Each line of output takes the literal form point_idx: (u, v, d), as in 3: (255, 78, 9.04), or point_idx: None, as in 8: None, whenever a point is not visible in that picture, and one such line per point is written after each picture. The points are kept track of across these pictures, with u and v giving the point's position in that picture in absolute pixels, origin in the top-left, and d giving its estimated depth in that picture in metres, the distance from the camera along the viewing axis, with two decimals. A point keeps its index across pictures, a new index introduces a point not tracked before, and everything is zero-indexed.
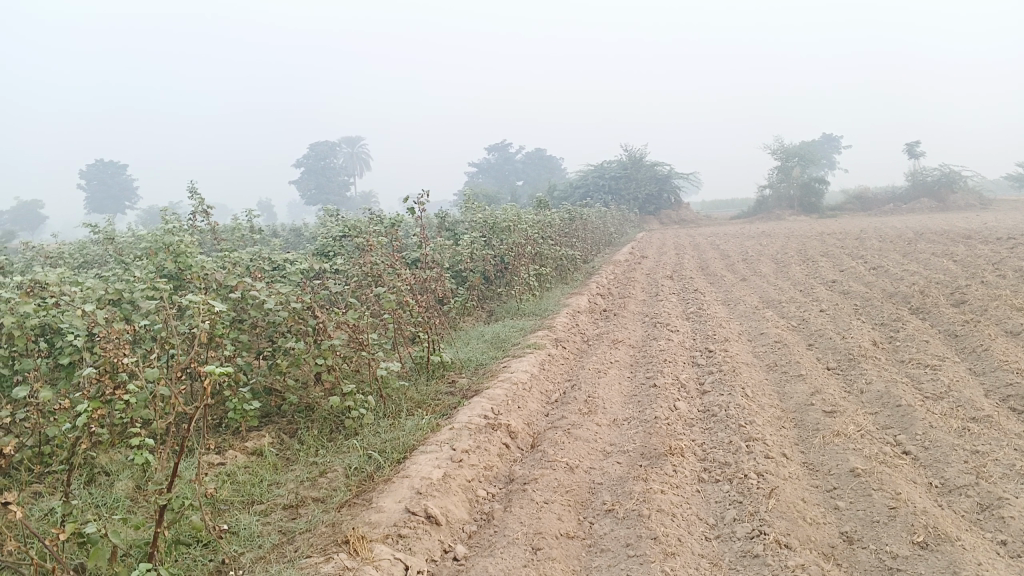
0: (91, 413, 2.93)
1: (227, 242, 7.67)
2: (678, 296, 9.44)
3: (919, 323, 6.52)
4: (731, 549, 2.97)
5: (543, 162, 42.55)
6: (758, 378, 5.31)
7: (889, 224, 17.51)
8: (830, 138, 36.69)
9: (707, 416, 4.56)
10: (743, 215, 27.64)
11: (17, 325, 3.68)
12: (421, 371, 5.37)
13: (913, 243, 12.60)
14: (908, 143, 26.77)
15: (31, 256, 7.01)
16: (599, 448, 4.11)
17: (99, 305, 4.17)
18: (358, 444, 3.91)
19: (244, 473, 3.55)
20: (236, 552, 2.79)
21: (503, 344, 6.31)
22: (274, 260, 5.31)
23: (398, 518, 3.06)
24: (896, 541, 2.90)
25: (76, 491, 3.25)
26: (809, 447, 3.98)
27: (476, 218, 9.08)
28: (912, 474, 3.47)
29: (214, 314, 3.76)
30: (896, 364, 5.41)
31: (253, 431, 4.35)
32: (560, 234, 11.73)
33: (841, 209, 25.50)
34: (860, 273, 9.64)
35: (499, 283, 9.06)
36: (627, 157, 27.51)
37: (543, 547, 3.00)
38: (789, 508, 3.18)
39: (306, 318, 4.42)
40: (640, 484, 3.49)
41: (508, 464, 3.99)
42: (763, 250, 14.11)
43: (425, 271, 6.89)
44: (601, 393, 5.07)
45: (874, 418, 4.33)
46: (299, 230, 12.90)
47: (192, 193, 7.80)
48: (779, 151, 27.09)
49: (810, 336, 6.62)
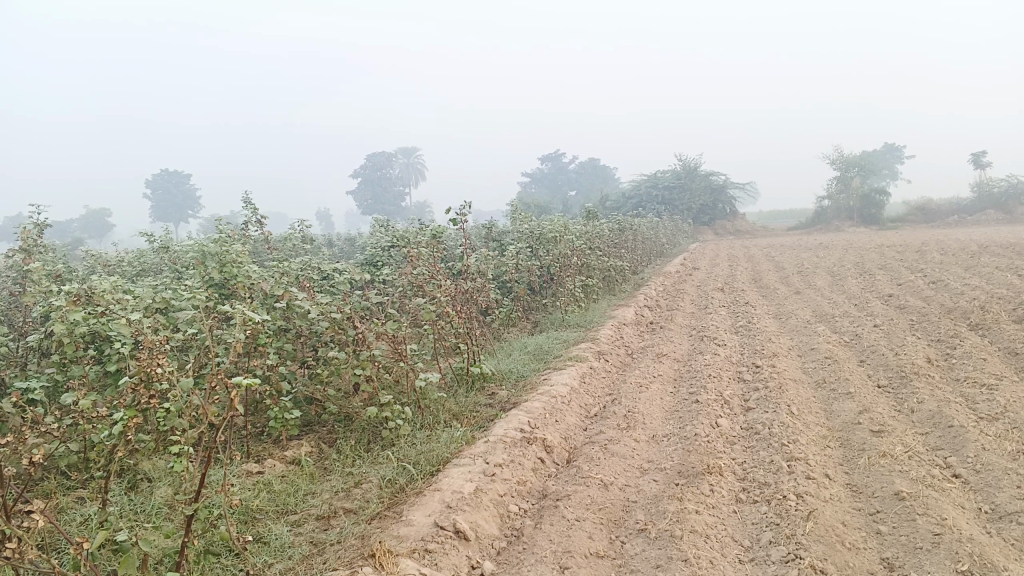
0: (127, 422, 2.95)
1: (278, 252, 7.79)
2: (728, 309, 9.29)
3: (977, 340, 6.29)
4: (765, 573, 2.89)
5: (596, 172, 42.40)
6: (805, 395, 5.17)
7: (953, 237, 16.94)
8: (894, 148, 35.48)
9: (750, 433, 4.46)
10: (801, 226, 27.11)
11: (67, 333, 3.77)
12: (461, 383, 5.38)
13: (977, 257, 12.19)
14: (974, 153, 25.95)
15: (91, 263, 7.22)
16: (636, 465, 4.06)
17: (147, 313, 4.24)
18: (393, 455, 3.93)
19: (281, 482, 3.58)
20: (264, 564, 2.82)
21: (546, 356, 6.28)
22: (322, 270, 5.35)
23: (426, 533, 3.06)
24: (939, 569, 2.79)
25: (117, 497, 3.31)
26: (854, 468, 3.86)
27: (524, 229, 9.08)
28: (960, 499, 3.35)
29: (255, 324, 3.79)
30: (951, 382, 5.22)
31: (294, 440, 4.40)
32: (609, 245, 11.65)
33: (902, 219, 24.83)
34: (919, 288, 9.35)
35: (545, 294, 9.04)
36: (682, 167, 27.25)
37: (571, 566, 2.97)
38: (826, 532, 3.09)
39: (347, 328, 4.46)
40: (674, 503, 3.43)
41: (542, 479, 3.96)
42: (820, 262, 13.81)
43: (470, 282, 6.90)
44: (641, 408, 5.00)
45: (924, 439, 4.18)
46: (352, 238, 13.06)
47: (246, 203, 7.95)
48: (838, 161, 26.52)
49: (862, 352, 6.44)
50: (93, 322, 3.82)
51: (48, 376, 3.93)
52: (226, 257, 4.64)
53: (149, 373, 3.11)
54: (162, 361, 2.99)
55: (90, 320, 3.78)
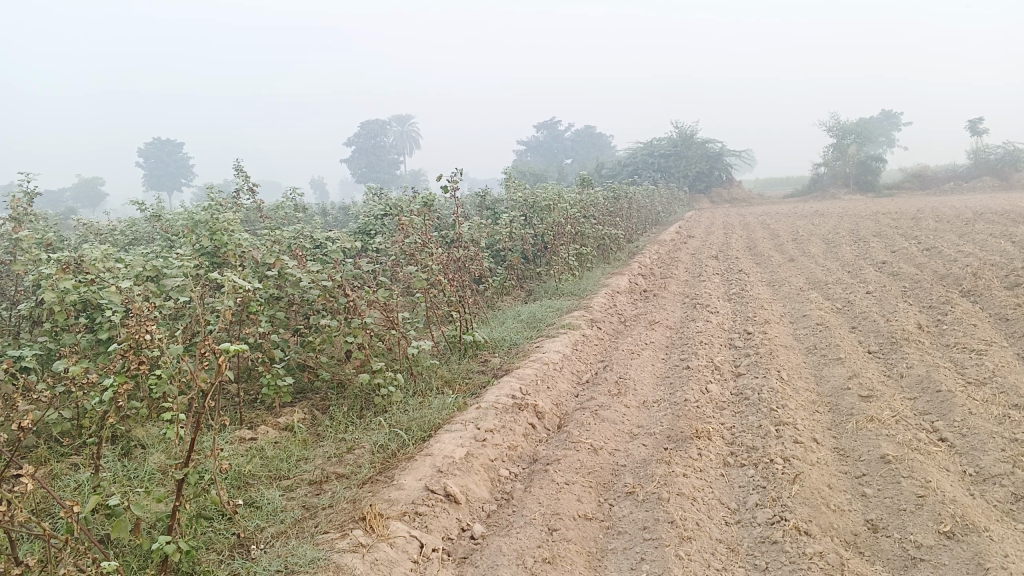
0: (117, 388, 2.96)
1: (270, 221, 7.75)
2: (721, 277, 9.30)
3: (968, 307, 6.32)
4: (750, 535, 2.94)
5: (592, 140, 42.17)
6: (795, 361, 5.21)
7: (948, 204, 16.95)
8: (890, 116, 35.20)
9: (739, 399, 4.50)
10: (798, 193, 27.04)
11: (57, 300, 3.78)
12: (453, 350, 5.40)
13: (971, 223, 12.20)
14: (971, 120, 25.84)
15: (83, 232, 7.20)
16: (626, 430, 4.10)
17: (137, 281, 4.24)
18: (385, 421, 3.95)
19: (274, 448, 3.60)
20: (256, 528, 2.86)
21: (539, 324, 6.30)
22: (315, 238, 5.31)
23: (417, 496, 3.10)
24: (921, 530, 2.83)
25: (110, 462, 3.34)
26: (842, 432, 3.90)
27: (517, 197, 9.05)
28: (945, 462, 3.39)
29: (245, 293, 3.80)
30: (941, 348, 5.26)
31: (287, 407, 4.41)
32: (604, 213, 11.61)
33: (898, 186, 24.74)
34: (912, 255, 9.36)
35: (539, 263, 9.04)
36: (678, 135, 27.11)
37: (560, 528, 3.01)
38: (812, 494, 3.13)
39: (337, 296, 4.44)
40: (662, 466, 3.46)
41: (533, 444, 4.00)
42: (815, 229, 13.80)
43: (463, 249, 6.90)
44: (632, 374, 5.04)
45: (912, 404, 4.22)
46: (346, 207, 13.00)
47: (238, 171, 7.89)
48: (834, 128, 26.39)
49: (854, 318, 6.47)
50: (83, 290, 3.81)
51: (41, 344, 3.95)
52: (216, 225, 4.61)
53: (137, 340, 3.10)
54: (152, 328, 2.99)
55: (80, 288, 3.78)
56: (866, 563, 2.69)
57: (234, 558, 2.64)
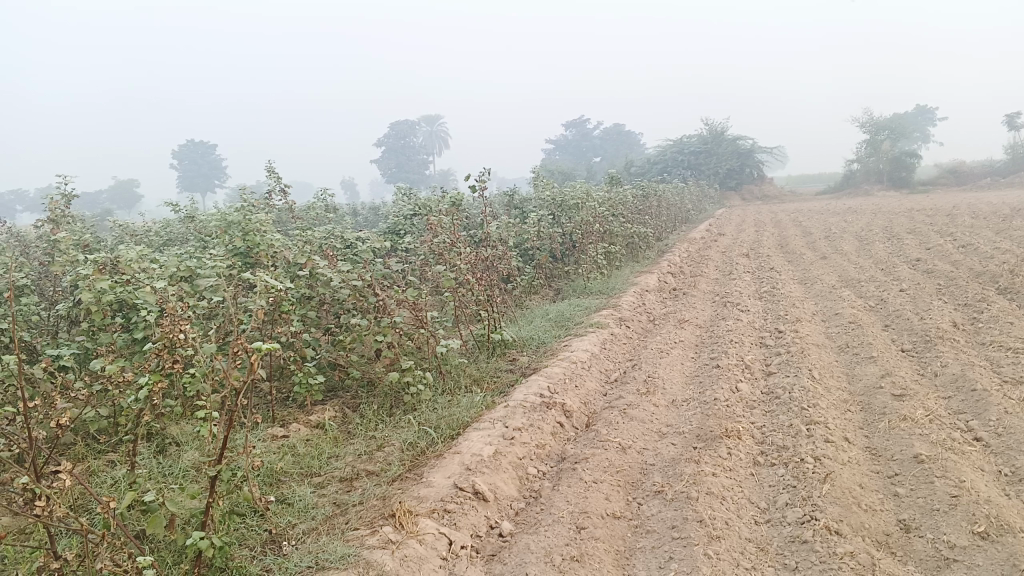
0: (152, 386, 3.02)
1: (301, 221, 7.83)
2: (752, 275, 9.22)
3: (1005, 305, 6.20)
4: (780, 535, 2.92)
5: (621, 138, 42.00)
6: (827, 360, 5.15)
7: (984, 201, 16.65)
8: (925, 111, 34.64)
9: (770, 398, 4.47)
10: (830, 189, 26.71)
11: (94, 300, 3.86)
12: (481, 349, 5.43)
13: (1009, 220, 11.97)
14: (1009, 114, 25.35)
15: (119, 233, 7.32)
16: (655, 429, 4.09)
17: (172, 281, 4.31)
18: (414, 419, 3.98)
19: (305, 446, 3.64)
20: (287, 524, 2.90)
21: (567, 323, 6.30)
22: (346, 238, 5.36)
23: (446, 493, 3.12)
24: (955, 530, 2.80)
25: (145, 459, 3.40)
26: (874, 431, 3.86)
27: (545, 196, 9.05)
28: (981, 462, 3.34)
29: (277, 292, 3.85)
30: (976, 346, 5.18)
31: (318, 405, 4.45)
32: (633, 211, 11.57)
33: (934, 182, 24.34)
34: (948, 252, 9.21)
35: (568, 262, 9.03)
36: (708, 132, 26.92)
37: (588, 526, 3.01)
38: (843, 494, 3.10)
39: (367, 295, 4.49)
40: (691, 465, 3.45)
41: (561, 443, 4.00)
42: (848, 226, 13.62)
43: (491, 248, 6.92)
44: (661, 373, 5.03)
45: (946, 403, 4.16)
46: (376, 207, 13.10)
47: (270, 172, 7.97)
48: (868, 124, 26.03)
49: (887, 316, 6.39)
50: (119, 291, 3.89)
51: (78, 343, 4.03)
52: (248, 226, 4.68)
53: (172, 339, 3.17)
54: (186, 328, 3.05)
55: (117, 289, 3.86)
56: (897, 564, 2.66)
57: (266, 554, 2.69)
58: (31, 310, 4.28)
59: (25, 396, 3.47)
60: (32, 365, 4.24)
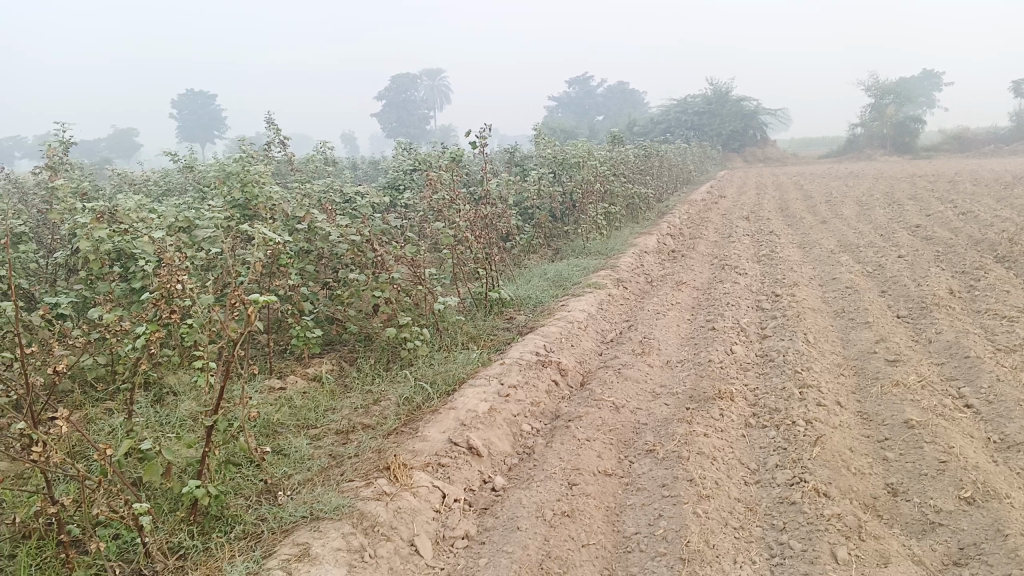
0: (150, 336, 3.03)
1: (300, 173, 7.78)
2: (751, 238, 9.20)
3: (1002, 272, 6.21)
4: (769, 495, 2.96)
5: (625, 97, 41.57)
6: (823, 325, 5.17)
7: (986, 168, 16.56)
8: (932, 75, 34.28)
9: (765, 361, 4.49)
10: (833, 153, 26.53)
11: (92, 250, 3.85)
12: (479, 307, 5.44)
13: (1011, 188, 11.91)
14: (1016, 80, 25.10)
15: (117, 182, 7.28)
16: (649, 389, 4.12)
17: (170, 232, 4.30)
18: (410, 374, 4.00)
19: (302, 398, 3.67)
20: (283, 475, 2.93)
21: (565, 282, 6.31)
22: (344, 193, 5.33)
23: (440, 448, 3.16)
24: (941, 495, 2.83)
25: (142, 408, 3.43)
26: (866, 396, 3.89)
27: (546, 154, 9.00)
28: (970, 428, 3.37)
29: (276, 245, 3.85)
30: (972, 314, 5.19)
31: (315, 358, 4.48)
32: (634, 171, 11.50)
33: (937, 147, 24.16)
34: (948, 219, 9.19)
35: (567, 221, 9.00)
36: (713, 92, 26.65)
37: (580, 482, 3.05)
38: (832, 457, 3.14)
39: (365, 251, 4.48)
40: (683, 426, 3.48)
41: (556, 401, 4.04)
42: (850, 191, 13.57)
43: (490, 206, 6.90)
44: (657, 334, 5.05)
45: (939, 369, 4.19)
46: (376, 162, 13.02)
47: (269, 123, 7.90)
48: (874, 88, 25.75)
49: (885, 282, 6.40)
50: (118, 240, 3.88)
51: (77, 291, 4.04)
52: (247, 178, 4.65)
53: (169, 290, 3.17)
54: (184, 278, 3.05)
55: (115, 238, 3.85)
56: (883, 526, 2.71)
57: (261, 504, 2.72)
58: (29, 258, 4.29)
59: (23, 343, 3.49)
60: (30, 312, 4.25)
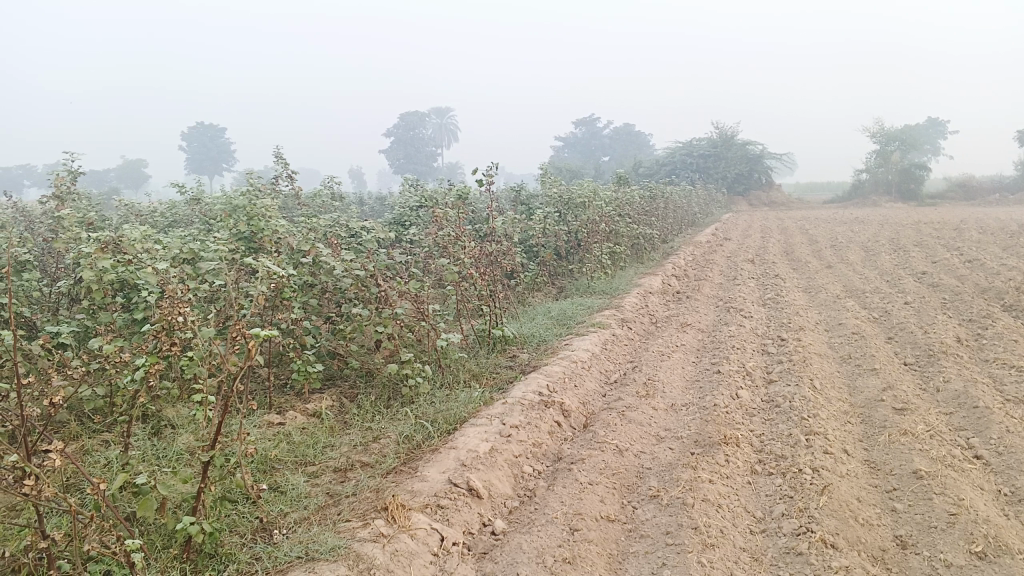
0: (149, 368, 2.99)
1: (307, 208, 7.79)
2: (756, 281, 9.17)
3: (1010, 322, 6.17)
4: (775, 545, 2.90)
5: (631, 138, 41.87)
6: (829, 370, 5.11)
7: (991, 216, 16.58)
8: (935, 122, 34.56)
9: (770, 406, 4.44)
10: (838, 198, 26.62)
11: (96, 279, 3.84)
12: (482, 344, 5.40)
13: (1016, 236, 11.91)
14: (1020, 130, 25.26)
15: (124, 213, 7.30)
16: (653, 432, 4.06)
17: (175, 263, 4.29)
18: (411, 412, 3.96)
19: (301, 434, 3.62)
20: (279, 513, 2.87)
21: (569, 321, 6.27)
22: (350, 227, 5.33)
23: (440, 489, 3.10)
24: (952, 549, 2.76)
25: (139, 441, 3.38)
26: (873, 444, 3.83)
27: (552, 193, 9.02)
28: (980, 480, 3.31)
29: (279, 279, 3.82)
30: (979, 363, 5.14)
31: (315, 393, 4.43)
32: (640, 212, 11.53)
33: (942, 194, 24.24)
34: (953, 266, 9.16)
35: (572, 260, 8.98)
36: (719, 135, 26.83)
37: (581, 528, 2.99)
38: (840, 507, 3.07)
39: (369, 286, 4.45)
40: (688, 471, 3.42)
41: (558, 442, 3.98)
42: (855, 236, 13.57)
43: (495, 243, 6.89)
44: (661, 376, 5.00)
45: (947, 419, 4.13)
46: (383, 198, 13.07)
47: (277, 157, 7.94)
48: (879, 134, 25.92)
49: (891, 328, 6.35)
50: (122, 270, 3.87)
51: (78, 320, 4.02)
52: (253, 211, 4.64)
53: (170, 321, 3.14)
54: (185, 310, 3.02)
55: (118, 268, 3.83)
56: None
57: (256, 542, 2.67)
58: (32, 286, 4.28)
59: (22, 372, 3.46)
60: (31, 341, 4.23)
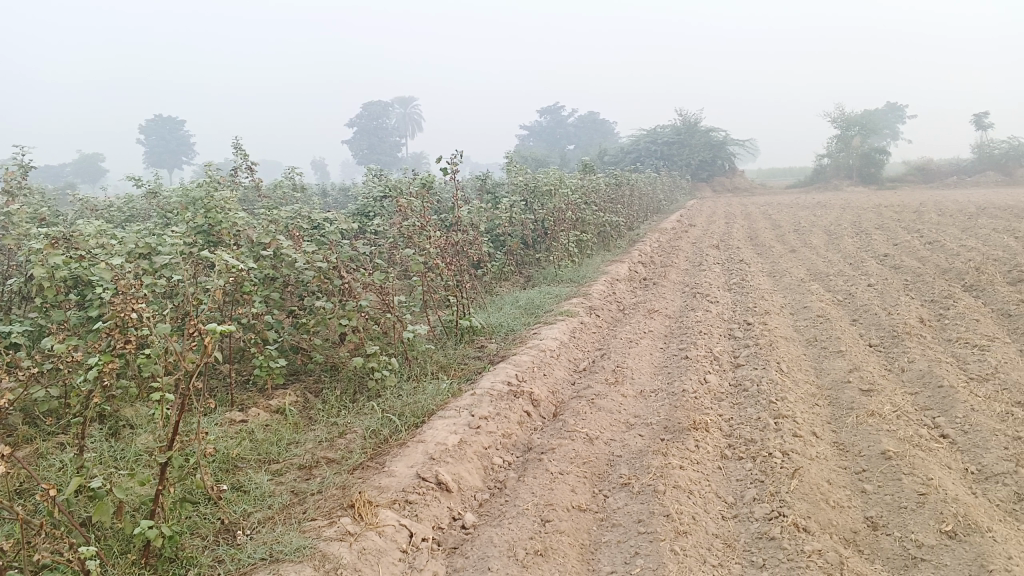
0: (103, 367, 2.89)
1: (268, 200, 7.65)
2: (721, 266, 9.21)
3: (971, 302, 6.24)
4: (747, 531, 2.88)
5: (595, 126, 41.90)
6: (796, 353, 5.13)
7: (950, 198, 16.83)
8: (894, 107, 35.00)
9: (739, 390, 4.43)
10: (800, 182, 26.89)
11: (47, 276, 3.72)
12: (449, 336, 5.34)
13: (973, 218, 12.12)
14: (976, 114, 25.71)
15: (79, 208, 7.10)
16: (623, 420, 4.04)
17: (130, 258, 4.17)
18: (377, 406, 3.89)
19: (264, 431, 3.53)
20: (242, 513, 2.80)
21: (536, 310, 6.23)
22: (312, 219, 5.22)
23: (408, 484, 3.04)
24: (923, 529, 2.77)
25: (95, 443, 3.28)
26: (841, 426, 3.83)
27: (517, 181, 8.97)
28: (947, 459, 3.33)
29: (239, 273, 3.73)
30: (943, 343, 5.19)
31: (279, 389, 4.34)
32: (606, 199, 11.52)
33: (901, 178, 24.59)
34: (914, 248, 9.28)
35: (538, 248, 8.94)
36: (682, 122, 26.96)
37: (553, 519, 2.95)
38: (811, 490, 3.07)
39: (333, 278, 4.37)
40: (658, 458, 3.40)
41: (527, 432, 3.94)
42: (818, 220, 13.71)
43: (461, 233, 6.82)
44: (630, 363, 4.98)
45: (913, 399, 4.15)
46: (347, 189, 12.92)
47: (237, 149, 7.77)
48: (839, 119, 26.21)
49: (855, 310, 6.40)
50: (74, 267, 3.75)
51: (31, 319, 3.89)
52: (211, 203, 4.52)
53: (125, 319, 3.04)
54: (140, 307, 2.92)
55: (71, 265, 3.71)
56: (865, 562, 2.63)
57: (219, 544, 2.59)
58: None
59: None
60: None
